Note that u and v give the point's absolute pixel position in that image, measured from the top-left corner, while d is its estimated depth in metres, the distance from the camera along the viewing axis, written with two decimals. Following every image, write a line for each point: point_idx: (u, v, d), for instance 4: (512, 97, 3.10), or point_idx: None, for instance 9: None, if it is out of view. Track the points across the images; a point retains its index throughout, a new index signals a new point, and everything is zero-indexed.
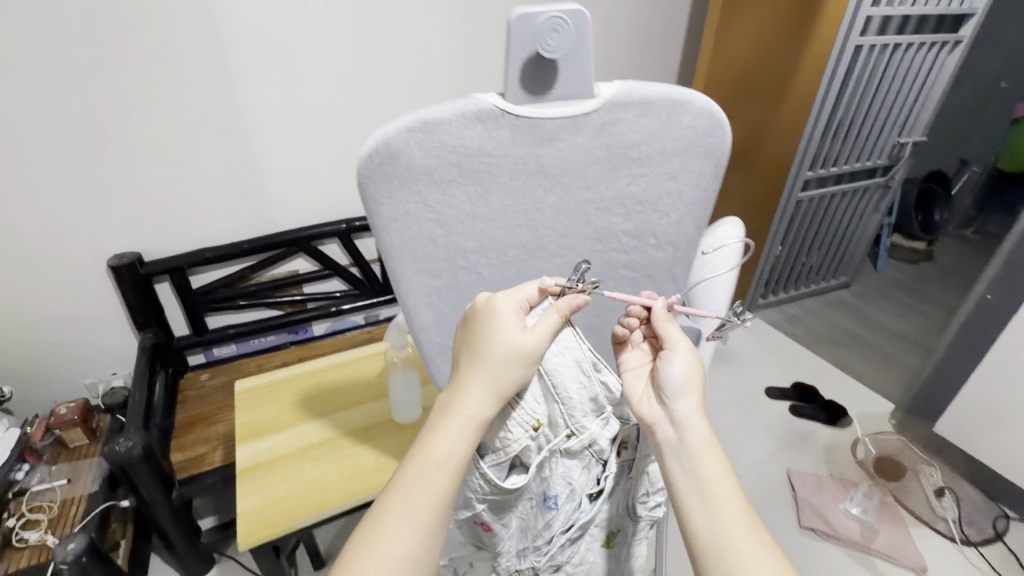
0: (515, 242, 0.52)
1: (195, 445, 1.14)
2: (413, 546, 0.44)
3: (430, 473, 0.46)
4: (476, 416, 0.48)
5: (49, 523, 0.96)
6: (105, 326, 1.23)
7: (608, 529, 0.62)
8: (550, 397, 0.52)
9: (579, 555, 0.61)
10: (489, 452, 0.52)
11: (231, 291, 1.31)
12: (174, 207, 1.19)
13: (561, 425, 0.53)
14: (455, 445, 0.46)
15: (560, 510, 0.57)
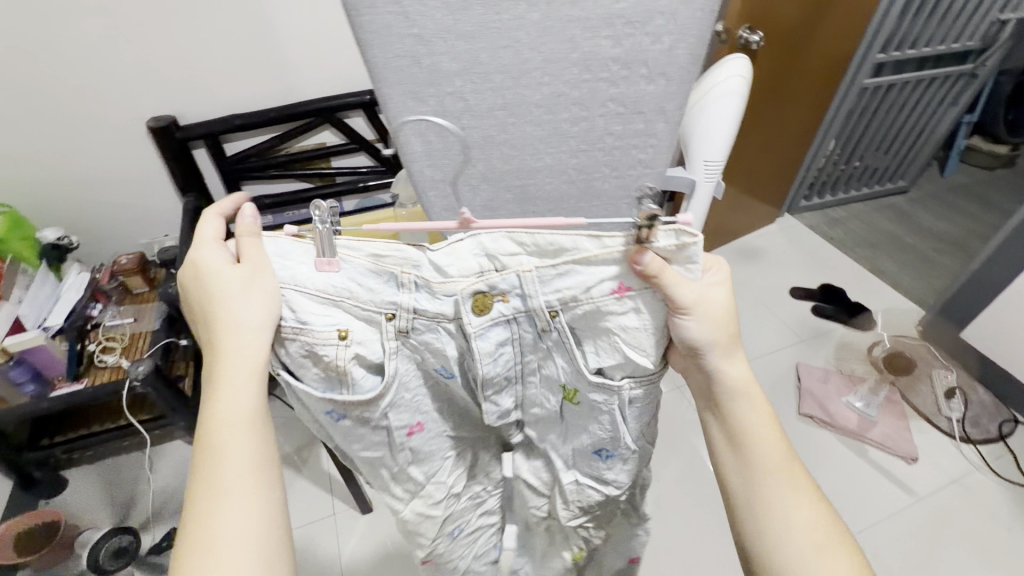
0: (499, 69, 0.45)
1: None
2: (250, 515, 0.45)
3: (235, 434, 0.47)
4: (248, 363, 0.48)
5: (123, 350, 1.13)
6: (152, 188, 1.32)
7: (572, 386, 0.58)
8: (332, 300, 0.50)
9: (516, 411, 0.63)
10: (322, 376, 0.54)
11: (262, 160, 1.36)
12: (201, 71, 1.19)
13: (375, 315, 0.52)
14: (251, 403, 0.48)
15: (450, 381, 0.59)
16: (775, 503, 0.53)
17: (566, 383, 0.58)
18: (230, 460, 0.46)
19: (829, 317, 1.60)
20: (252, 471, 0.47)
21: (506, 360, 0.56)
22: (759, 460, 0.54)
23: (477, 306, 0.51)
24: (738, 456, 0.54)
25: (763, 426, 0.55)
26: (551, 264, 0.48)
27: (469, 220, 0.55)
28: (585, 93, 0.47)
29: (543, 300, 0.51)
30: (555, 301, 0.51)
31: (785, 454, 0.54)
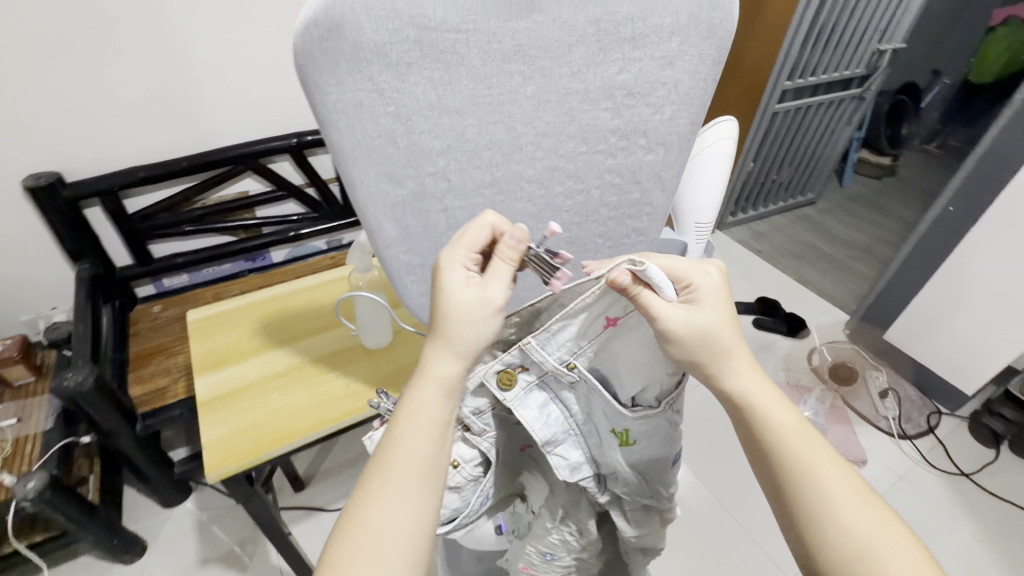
0: (487, 145, 0.43)
1: (153, 377, 1.10)
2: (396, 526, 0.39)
3: (406, 437, 0.42)
4: (439, 375, 0.44)
5: (4, 462, 0.92)
6: (33, 257, 1.11)
7: (622, 428, 0.51)
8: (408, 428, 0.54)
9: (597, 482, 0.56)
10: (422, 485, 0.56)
11: (174, 216, 1.20)
12: (90, 120, 1.02)
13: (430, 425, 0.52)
14: (436, 409, 0.43)
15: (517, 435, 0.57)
16: (850, 560, 0.43)
17: (614, 425, 0.52)
18: (385, 486, 0.41)
19: (770, 329, 1.68)
20: (412, 485, 0.41)
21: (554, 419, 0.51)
22: (819, 492, 0.45)
23: (503, 380, 0.48)
24: (792, 494, 0.46)
25: (819, 457, 0.47)
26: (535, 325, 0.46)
27: None
28: (581, 165, 0.46)
29: (551, 357, 0.47)
30: (566, 355, 0.47)
31: (852, 487, 0.45)
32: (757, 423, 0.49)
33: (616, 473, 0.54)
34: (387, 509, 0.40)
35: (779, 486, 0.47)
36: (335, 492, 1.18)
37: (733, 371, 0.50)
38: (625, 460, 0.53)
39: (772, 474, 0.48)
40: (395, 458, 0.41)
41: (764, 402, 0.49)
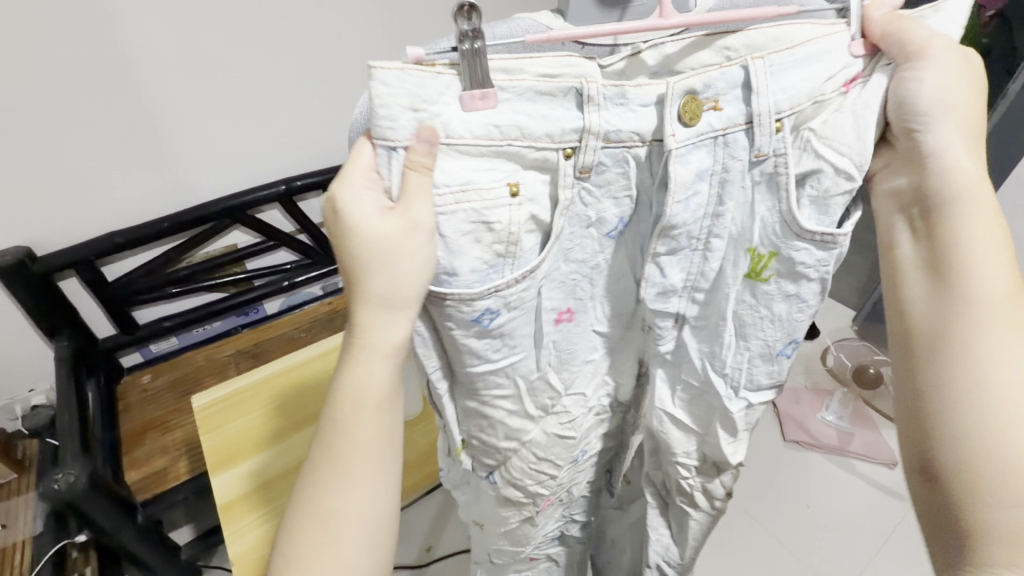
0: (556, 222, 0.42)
1: (150, 458, 1.01)
2: (355, 507, 0.41)
3: (350, 420, 0.41)
4: (384, 340, 0.39)
5: None
6: (3, 337, 1.01)
7: (761, 248, 0.43)
8: (481, 228, 0.36)
9: (672, 337, 0.50)
10: (477, 338, 0.41)
11: (157, 279, 1.11)
12: (58, 188, 0.94)
13: (506, 244, 0.38)
14: (382, 382, 0.41)
15: (617, 253, 0.46)
16: (972, 422, 0.40)
17: (758, 244, 0.43)
18: (335, 469, 0.41)
19: None
20: (370, 465, 0.42)
21: (697, 207, 0.41)
22: (982, 386, 0.41)
23: (689, 112, 0.37)
24: (945, 374, 0.42)
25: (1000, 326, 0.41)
26: (785, 46, 0.38)
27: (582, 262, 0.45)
28: None
29: (755, 122, 0.38)
30: (781, 111, 0.39)
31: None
32: (946, 261, 0.43)
33: (714, 314, 0.48)
34: (345, 498, 0.41)
35: (910, 335, 0.45)
36: None
37: (934, 163, 0.42)
38: (738, 290, 0.46)
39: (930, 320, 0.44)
40: (358, 434, 0.41)
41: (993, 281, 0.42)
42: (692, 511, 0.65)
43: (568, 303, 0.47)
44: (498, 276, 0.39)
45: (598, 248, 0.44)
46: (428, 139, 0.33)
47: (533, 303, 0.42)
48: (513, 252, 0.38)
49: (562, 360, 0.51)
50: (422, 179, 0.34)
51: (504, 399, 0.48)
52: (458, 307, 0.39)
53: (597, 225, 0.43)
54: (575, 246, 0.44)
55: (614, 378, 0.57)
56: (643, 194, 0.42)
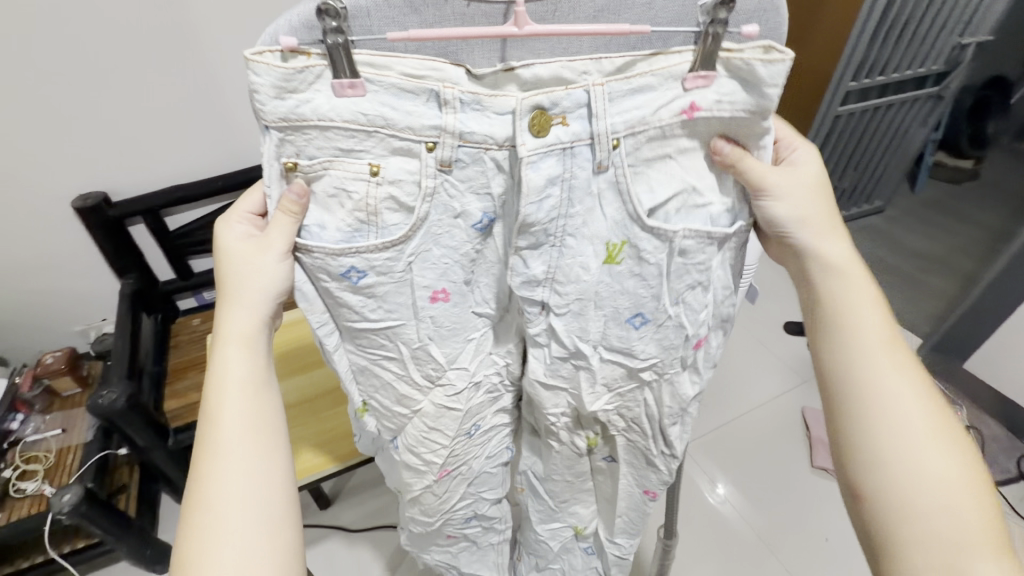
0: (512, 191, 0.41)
1: (188, 392, 1.13)
2: (245, 484, 0.41)
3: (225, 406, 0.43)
4: (239, 331, 0.44)
5: (47, 473, 0.96)
6: (83, 271, 1.17)
7: (618, 237, 0.42)
8: (342, 198, 0.37)
9: (551, 332, 0.48)
10: (346, 293, 0.42)
11: (211, 232, 1.22)
12: (132, 144, 1.06)
13: (355, 212, 0.38)
14: (247, 368, 0.45)
15: (490, 238, 0.43)
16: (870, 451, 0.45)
17: (611, 236, 0.42)
18: (214, 460, 0.41)
19: None
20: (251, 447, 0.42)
21: (550, 210, 0.39)
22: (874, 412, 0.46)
23: (536, 124, 0.35)
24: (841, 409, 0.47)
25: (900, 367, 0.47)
26: (627, 73, 0.35)
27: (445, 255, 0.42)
28: None
29: (608, 122, 0.36)
30: (632, 116, 0.36)
31: (908, 399, 0.45)
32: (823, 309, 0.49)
33: (571, 298, 0.45)
34: (231, 476, 0.41)
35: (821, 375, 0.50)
36: (357, 513, 1.17)
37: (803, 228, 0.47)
38: (595, 278, 0.44)
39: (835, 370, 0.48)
40: (229, 422, 0.43)
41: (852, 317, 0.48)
42: (557, 446, 0.62)
43: (443, 284, 0.44)
44: (364, 241, 0.39)
45: (469, 239, 0.42)
46: (298, 194, 0.37)
47: (404, 274, 0.42)
48: (374, 220, 0.38)
49: (444, 335, 0.48)
50: (288, 223, 0.39)
51: (390, 361, 0.48)
52: (326, 261, 0.40)
53: (462, 217, 0.41)
54: (445, 232, 0.41)
55: (502, 351, 0.54)
56: (508, 190, 0.39)
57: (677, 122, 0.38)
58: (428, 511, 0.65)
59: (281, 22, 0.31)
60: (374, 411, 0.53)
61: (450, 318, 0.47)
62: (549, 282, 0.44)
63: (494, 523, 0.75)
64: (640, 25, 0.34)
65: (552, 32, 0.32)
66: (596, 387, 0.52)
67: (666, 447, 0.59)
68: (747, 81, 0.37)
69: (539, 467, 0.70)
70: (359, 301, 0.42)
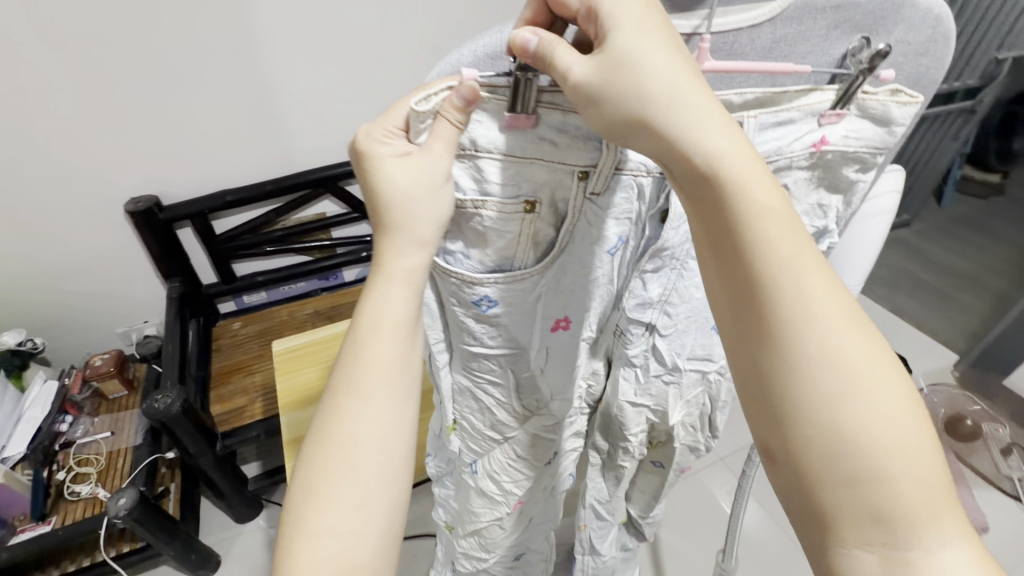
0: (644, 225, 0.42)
1: (232, 396, 1.13)
2: (365, 496, 0.37)
3: (366, 395, 0.38)
4: (391, 316, 0.38)
5: (98, 476, 0.96)
6: (129, 273, 1.17)
7: None
8: (483, 234, 0.37)
9: (653, 353, 0.49)
10: (476, 323, 0.42)
11: (256, 237, 1.22)
12: (185, 148, 1.06)
13: (495, 244, 0.38)
14: (394, 358, 0.38)
15: (612, 264, 0.43)
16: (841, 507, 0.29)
17: None
18: (339, 462, 0.37)
19: None
20: (378, 450, 0.38)
21: (683, 233, 0.41)
22: (852, 458, 0.29)
23: None
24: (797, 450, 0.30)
25: (838, 332, 0.30)
26: (776, 105, 0.35)
27: (567, 288, 0.44)
28: None
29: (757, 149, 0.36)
30: (774, 146, 0.37)
31: (887, 427, 0.29)
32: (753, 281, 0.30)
33: (676, 318, 0.47)
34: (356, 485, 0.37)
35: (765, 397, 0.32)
36: None
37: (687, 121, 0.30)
38: (699, 292, 0.46)
39: (764, 365, 0.31)
40: (366, 419, 0.38)
41: (795, 286, 0.30)
42: (627, 465, 0.64)
43: (567, 312, 0.46)
44: (505, 274, 0.39)
45: (596, 265, 0.43)
46: (467, 97, 0.31)
47: (532, 305, 0.43)
48: (519, 255, 0.39)
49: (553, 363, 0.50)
50: (452, 131, 0.32)
51: (494, 387, 0.49)
52: (461, 288, 0.40)
53: (598, 242, 0.41)
54: (576, 258, 0.42)
55: (590, 372, 0.55)
56: (643, 218, 0.40)
57: (806, 154, 0.39)
58: (484, 545, 0.67)
59: (466, 53, 0.32)
60: (461, 430, 0.54)
61: (563, 345, 0.49)
62: (659, 312, 0.46)
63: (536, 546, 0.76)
64: (806, 66, 0.33)
65: (734, 68, 0.31)
66: (677, 401, 0.55)
67: (712, 433, 0.64)
68: (877, 120, 0.38)
69: (601, 490, 0.73)
70: (488, 330, 0.43)
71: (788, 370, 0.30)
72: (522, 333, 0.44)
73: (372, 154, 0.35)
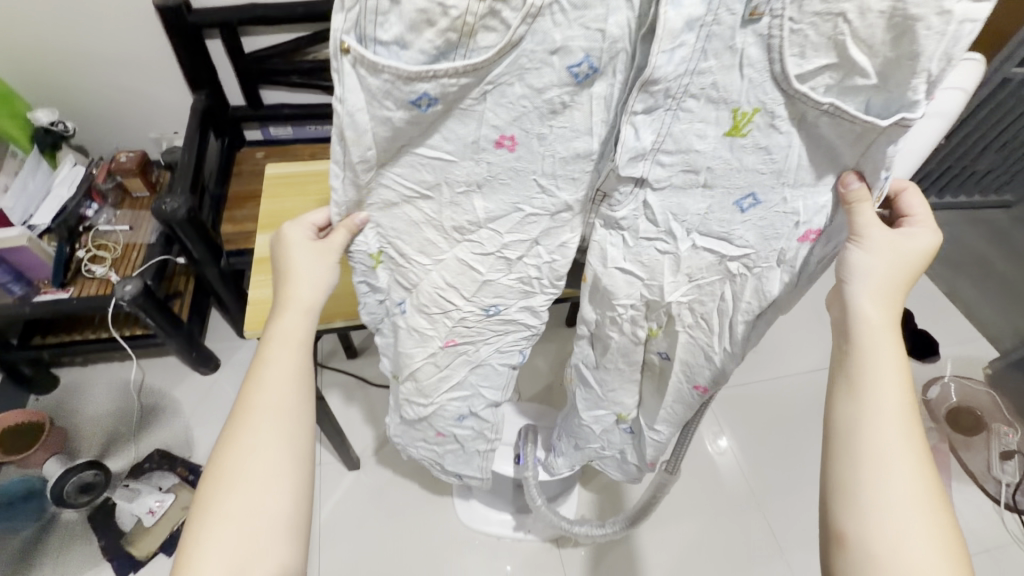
0: (625, 46, 0.34)
1: (246, 220, 1.16)
2: (278, 432, 0.47)
3: (279, 352, 0.50)
4: (302, 299, 0.51)
5: (113, 262, 1.03)
6: (158, 76, 1.16)
7: (740, 107, 0.36)
8: (423, 17, 0.32)
9: (643, 213, 0.43)
10: (404, 117, 0.38)
11: (285, 64, 1.18)
12: None
13: (431, 20, 0.32)
14: (300, 330, 0.50)
15: (589, 100, 0.37)
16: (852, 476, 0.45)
17: (742, 101, 0.36)
18: (258, 403, 0.48)
19: None
20: (289, 395, 0.49)
21: (682, 61, 0.34)
22: (867, 438, 0.45)
23: None
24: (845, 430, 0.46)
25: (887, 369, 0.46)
26: None
27: (523, 103, 0.37)
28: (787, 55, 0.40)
29: None
30: None
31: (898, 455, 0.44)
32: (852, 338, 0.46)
33: (669, 164, 0.40)
34: (273, 422, 0.47)
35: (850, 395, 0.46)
36: (380, 369, 1.23)
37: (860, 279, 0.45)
38: (718, 156, 0.39)
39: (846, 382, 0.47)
40: (277, 375, 0.49)
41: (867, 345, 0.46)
42: (614, 337, 0.57)
43: (514, 129, 0.39)
44: (445, 62, 0.34)
45: (561, 87, 0.36)
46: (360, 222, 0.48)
47: (476, 106, 0.38)
48: (465, 40, 0.33)
49: (501, 193, 0.44)
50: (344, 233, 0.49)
51: (423, 198, 0.45)
52: (396, 87, 0.35)
53: (560, 56, 0.34)
54: (536, 70, 0.35)
55: (555, 245, 0.48)
56: (634, 39, 0.34)
57: None
58: (423, 392, 0.64)
59: None
60: (387, 263, 0.52)
61: (512, 177, 0.43)
62: (656, 153, 0.39)
63: (486, 430, 0.73)
64: None
65: None
66: (672, 274, 0.48)
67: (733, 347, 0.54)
68: None
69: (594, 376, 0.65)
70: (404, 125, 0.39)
71: (860, 383, 0.46)
72: (456, 129, 0.39)
73: (292, 232, 0.51)
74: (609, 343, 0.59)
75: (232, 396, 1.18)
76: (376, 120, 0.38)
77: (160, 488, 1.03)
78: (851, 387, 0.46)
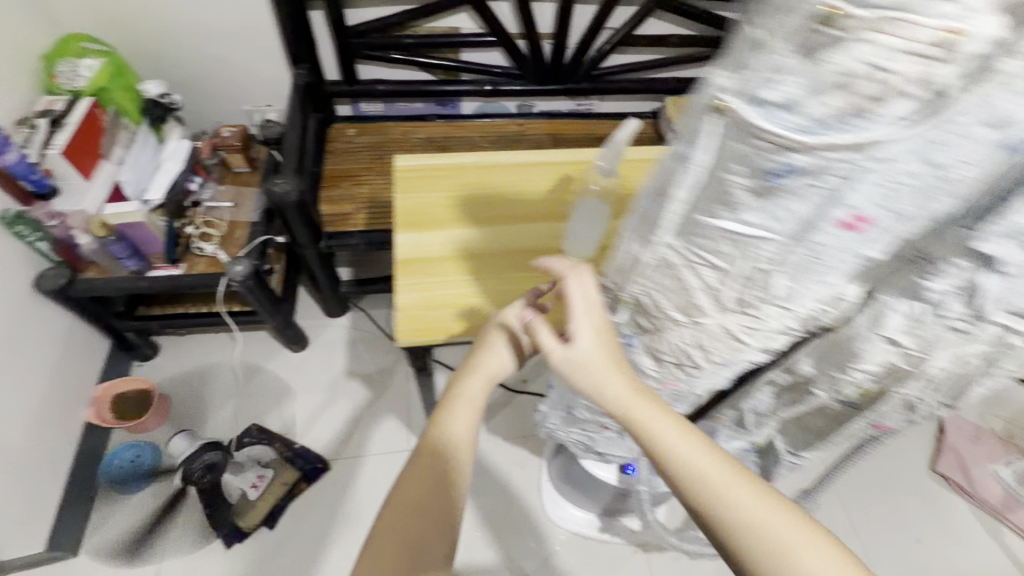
0: None
1: (341, 201, 1.14)
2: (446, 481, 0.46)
3: (459, 405, 0.50)
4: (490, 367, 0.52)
5: (220, 239, 1.04)
6: (259, 48, 1.14)
7: None
8: (845, 80, 0.23)
9: (966, 298, 0.33)
10: (746, 191, 0.30)
11: (385, 39, 1.14)
12: None
13: (853, 84, 0.23)
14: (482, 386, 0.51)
15: (982, 168, 0.28)
16: None
17: None
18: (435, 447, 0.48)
19: None
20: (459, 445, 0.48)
21: None
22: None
23: None
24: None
25: (742, 485, 0.40)
26: None
27: (894, 174, 0.28)
28: None
29: None
30: None
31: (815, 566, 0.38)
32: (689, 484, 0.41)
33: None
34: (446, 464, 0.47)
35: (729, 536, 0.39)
36: None
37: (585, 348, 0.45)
38: None
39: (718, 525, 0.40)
40: (453, 422, 0.49)
41: (709, 476, 0.41)
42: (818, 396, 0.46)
43: (871, 208, 0.30)
44: (831, 136, 0.26)
45: (962, 159, 0.27)
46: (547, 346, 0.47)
47: (844, 185, 0.29)
48: (874, 110, 0.24)
49: (808, 265, 0.34)
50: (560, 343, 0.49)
51: (708, 268, 0.37)
52: (759, 155, 0.28)
53: (984, 126, 0.26)
54: (941, 141, 0.27)
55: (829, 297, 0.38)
56: None
57: None
58: None
59: None
60: (638, 305, 0.45)
61: (824, 254, 0.34)
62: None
63: None
64: None
65: None
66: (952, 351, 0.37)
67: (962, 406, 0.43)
68: None
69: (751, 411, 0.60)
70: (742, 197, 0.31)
71: (733, 520, 0.39)
72: (800, 207, 0.30)
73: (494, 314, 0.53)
74: (811, 396, 0.49)
75: (323, 375, 1.20)
76: (711, 184, 0.32)
77: (260, 462, 1.07)
78: (724, 532, 0.40)
